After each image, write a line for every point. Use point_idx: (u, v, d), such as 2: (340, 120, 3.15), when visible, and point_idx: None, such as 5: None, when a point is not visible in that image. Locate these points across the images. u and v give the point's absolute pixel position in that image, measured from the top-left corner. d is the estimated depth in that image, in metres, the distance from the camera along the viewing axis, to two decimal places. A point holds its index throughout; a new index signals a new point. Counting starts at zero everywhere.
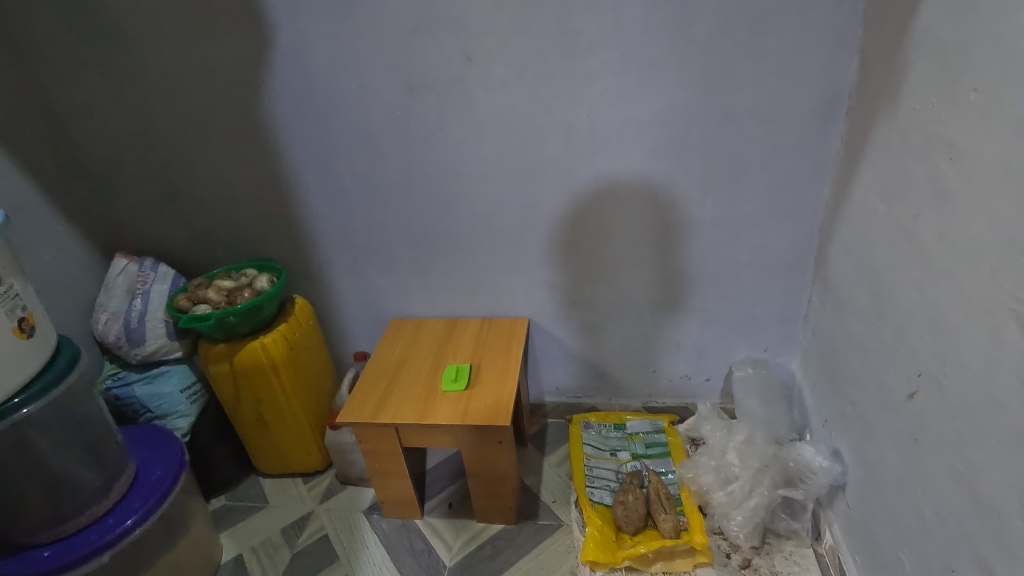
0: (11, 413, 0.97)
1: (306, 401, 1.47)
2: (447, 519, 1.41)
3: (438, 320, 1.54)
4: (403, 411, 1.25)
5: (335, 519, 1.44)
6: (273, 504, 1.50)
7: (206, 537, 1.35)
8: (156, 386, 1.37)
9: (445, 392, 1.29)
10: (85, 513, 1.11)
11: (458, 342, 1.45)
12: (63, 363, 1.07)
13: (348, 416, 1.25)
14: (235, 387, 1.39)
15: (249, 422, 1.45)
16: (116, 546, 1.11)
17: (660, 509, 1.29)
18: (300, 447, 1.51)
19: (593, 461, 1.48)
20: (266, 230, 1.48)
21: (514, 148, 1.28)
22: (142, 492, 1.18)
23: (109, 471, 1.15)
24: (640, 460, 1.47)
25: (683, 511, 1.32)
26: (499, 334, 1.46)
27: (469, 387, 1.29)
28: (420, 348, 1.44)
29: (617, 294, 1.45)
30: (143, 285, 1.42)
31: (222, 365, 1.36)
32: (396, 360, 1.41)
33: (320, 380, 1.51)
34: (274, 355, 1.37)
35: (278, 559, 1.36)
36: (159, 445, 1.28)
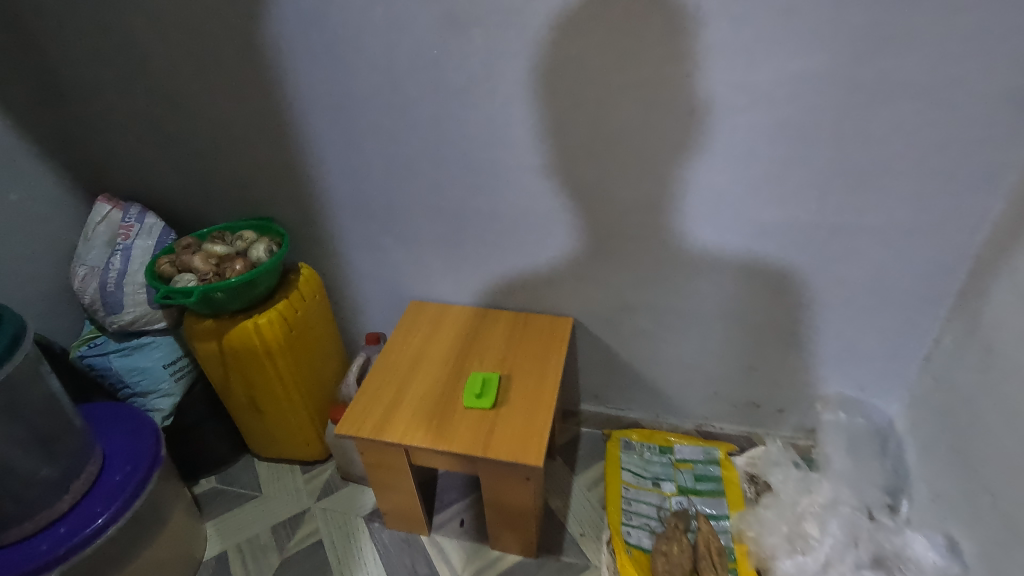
0: None
1: (306, 389, 1.27)
2: (456, 540, 1.23)
3: (465, 309, 1.30)
4: (413, 430, 1.03)
5: (331, 522, 1.28)
6: (265, 495, 1.34)
7: (189, 530, 1.21)
8: (136, 359, 1.18)
9: (467, 408, 1.06)
10: (36, 519, 0.94)
11: (486, 341, 1.21)
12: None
13: (348, 426, 1.04)
14: (224, 369, 1.19)
15: (241, 406, 1.27)
16: (70, 560, 0.95)
17: (709, 568, 1.09)
18: (299, 437, 1.33)
19: (631, 492, 1.27)
20: (269, 184, 1.23)
21: (581, 112, 0.98)
22: (103, 496, 1.00)
23: (62, 471, 0.97)
24: (686, 496, 1.25)
25: (736, 570, 1.10)
26: (535, 336, 1.22)
27: (495, 407, 1.06)
28: (441, 344, 1.21)
29: (686, 304, 1.18)
30: (124, 240, 1.20)
31: (210, 345, 1.15)
32: (411, 356, 1.18)
33: (324, 365, 1.31)
34: (269, 338, 1.16)
35: (265, 564, 1.21)
36: (131, 435, 1.09)
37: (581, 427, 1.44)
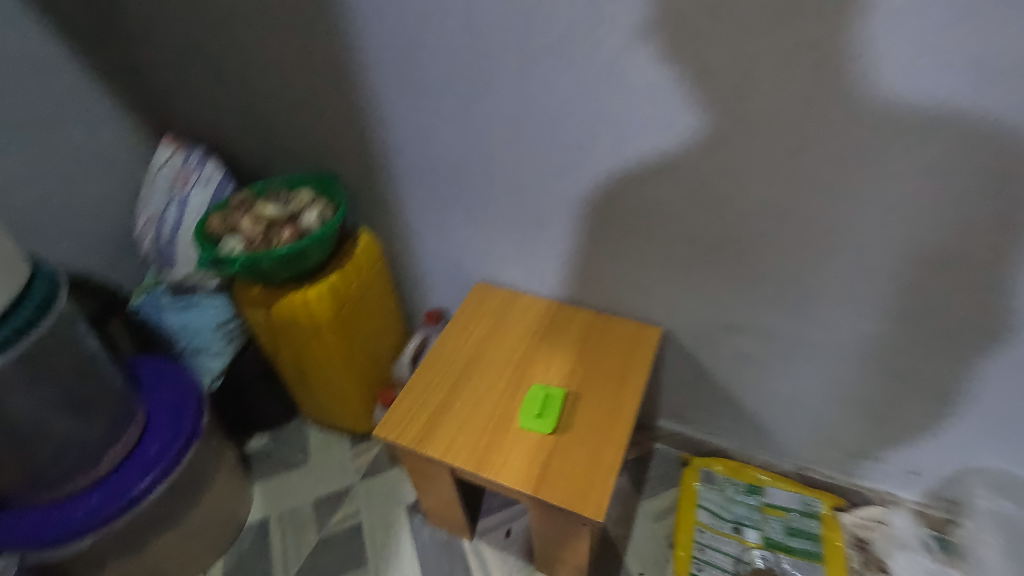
0: None
1: (357, 367, 1.17)
2: (499, 552, 1.13)
3: (537, 301, 1.13)
4: (458, 447, 0.89)
5: (373, 506, 1.21)
6: (312, 465, 1.30)
7: (232, 493, 1.18)
8: (189, 318, 1.13)
9: (522, 429, 0.91)
10: (71, 484, 0.92)
11: (555, 345, 1.04)
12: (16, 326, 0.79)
13: (389, 430, 0.92)
14: (274, 339, 1.11)
15: (292, 375, 1.20)
16: (98, 532, 0.91)
17: None
18: (348, 413, 1.25)
19: (706, 537, 1.09)
20: (330, 139, 1.09)
21: (714, 83, 0.73)
22: (136, 468, 0.96)
23: (101, 437, 0.93)
24: (773, 552, 1.06)
25: None
26: (614, 346, 1.03)
27: (555, 433, 0.90)
28: (504, 342, 1.05)
29: (810, 333, 0.94)
30: (181, 189, 1.12)
31: (258, 313, 1.07)
32: (469, 352, 1.03)
33: (377, 342, 1.21)
34: (318, 315, 1.05)
35: (303, 541, 1.17)
36: (175, 402, 1.05)
37: (654, 442, 1.26)
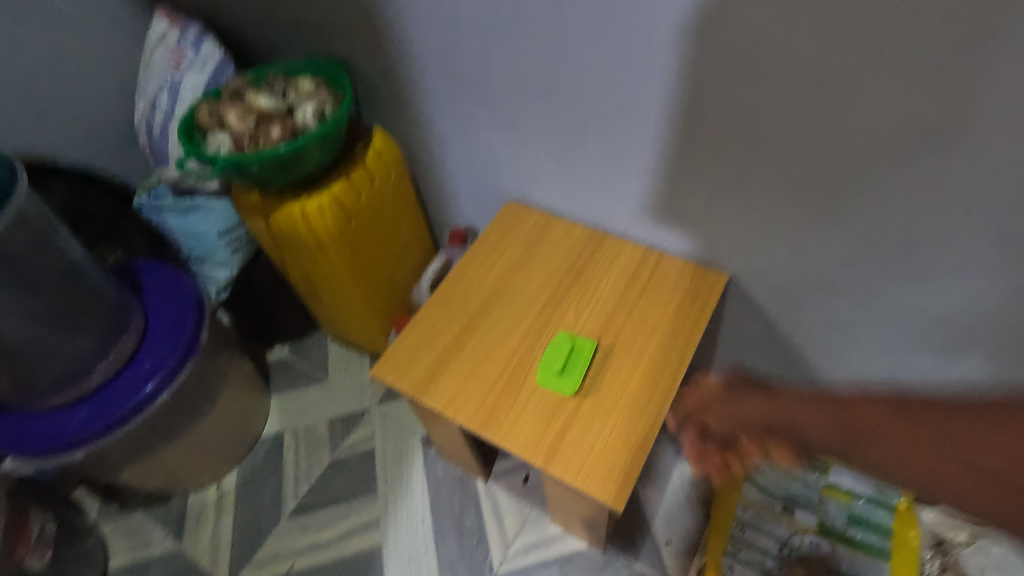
0: None
1: (371, 288, 1.05)
2: (515, 497, 1.04)
3: (577, 229, 0.93)
4: (463, 398, 0.77)
5: (388, 433, 1.15)
6: (330, 382, 1.23)
7: (246, 405, 1.13)
8: (190, 222, 1.03)
9: (539, 387, 0.77)
10: (61, 394, 0.87)
11: (593, 286, 0.86)
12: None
13: (387, 370, 0.81)
14: (278, 252, 0.99)
15: (304, 291, 1.09)
16: (90, 446, 0.87)
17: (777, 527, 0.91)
18: (365, 333, 1.15)
19: (750, 514, 0.95)
20: (337, 14, 0.89)
21: None
22: (130, 382, 0.90)
23: (92, 347, 0.87)
24: (828, 540, 0.92)
25: None
26: (665, 293, 0.84)
27: (577, 395, 0.75)
28: (532, 277, 0.88)
29: (929, 302, 0.71)
30: (174, 72, 0.98)
31: (256, 223, 0.94)
32: (490, 286, 0.88)
33: (395, 262, 1.07)
34: (320, 231, 0.91)
35: (315, 461, 1.13)
36: (174, 314, 0.97)
37: None
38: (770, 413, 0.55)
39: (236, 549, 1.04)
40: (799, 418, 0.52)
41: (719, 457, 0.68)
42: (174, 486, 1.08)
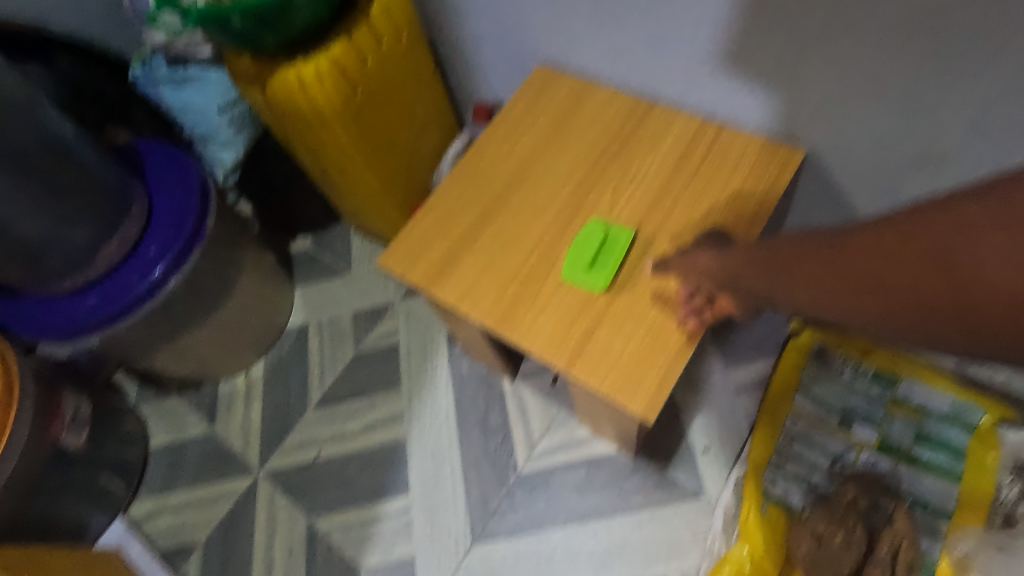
0: None
1: (387, 172, 0.94)
2: (543, 397, 0.99)
3: (618, 97, 0.78)
4: (479, 292, 0.68)
5: (413, 328, 1.10)
6: (354, 274, 1.18)
7: (269, 296, 1.10)
8: (184, 95, 0.94)
9: (565, 283, 0.66)
10: (70, 279, 0.84)
11: (635, 164, 0.72)
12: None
13: (396, 261, 0.72)
14: (284, 131, 0.89)
15: (317, 175, 1.00)
16: (105, 333, 0.85)
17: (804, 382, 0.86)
18: (384, 224, 1.07)
19: (802, 427, 0.86)
20: None
21: None
22: (137, 268, 0.86)
23: (94, 231, 0.83)
24: (889, 458, 0.82)
25: None
26: (721, 175, 0.69)
27: (608, 291, 0.65)
28: (562, 155, 0.75)
29: None
30: None
31: (254, 95, 0.83)
32: (513, 166, 0.76)
33: (412, 141, 0.95)
34: (323, 104, 0.80)
35: (339, 354, 1.10)
36: (178, 196, 0.90)
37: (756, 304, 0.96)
38: (718, 271, 0.56)
39: (265, 437, 1.04)
40: (739, 270, 0.54)
41: (702, 298, 0.60)
42: (203, 375, 1.08)
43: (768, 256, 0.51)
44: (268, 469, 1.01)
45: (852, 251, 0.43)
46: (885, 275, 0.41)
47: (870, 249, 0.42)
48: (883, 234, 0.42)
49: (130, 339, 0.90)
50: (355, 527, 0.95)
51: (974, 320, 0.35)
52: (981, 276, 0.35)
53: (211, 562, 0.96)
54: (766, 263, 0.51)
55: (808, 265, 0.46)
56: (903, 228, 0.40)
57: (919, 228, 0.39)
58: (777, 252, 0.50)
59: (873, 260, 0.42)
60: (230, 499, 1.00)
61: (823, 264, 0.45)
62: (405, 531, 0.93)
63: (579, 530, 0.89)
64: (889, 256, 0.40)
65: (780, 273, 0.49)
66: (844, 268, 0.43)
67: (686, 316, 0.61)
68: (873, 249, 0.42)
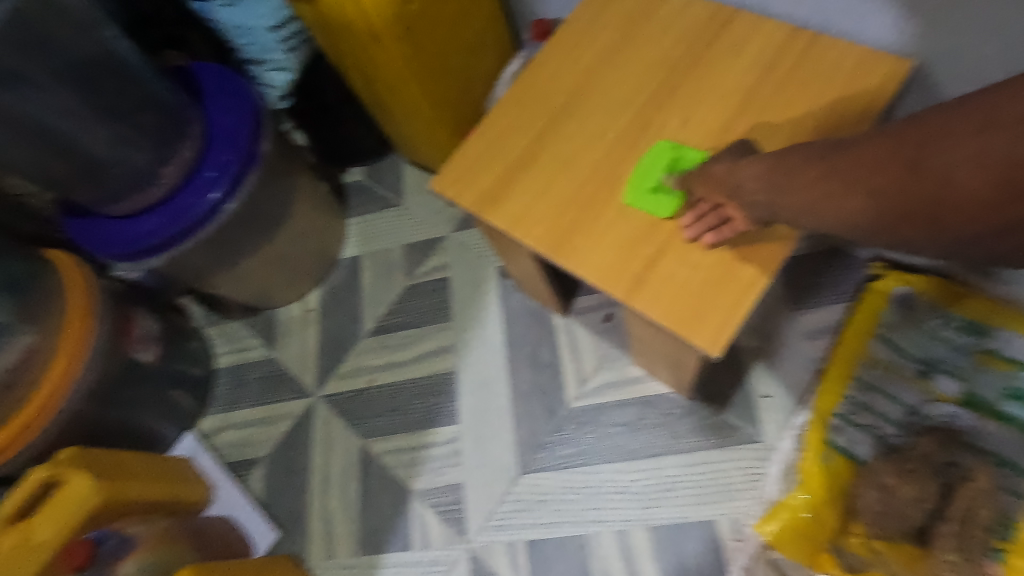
0: None
1: (440, 95, 0.90)
2: (595, 335, 0.96)
3: (697, 4, 0.70)
4: (534, 218, 0.64)
5: (464, 260, 1.08)
6: (406, 206, 1.16)
7: (323, 226, 1.10)
8: (237, 13, 0.90)
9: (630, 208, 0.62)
10: (135, 199, 0.86)
11: (710, 79, 0.65)
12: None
13: (448, 183, 0.69)
14: (336, 50, 0.86)
15: (368, 99, 0.97)
16: (167, 254, 0.88)
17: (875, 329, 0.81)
18: (436, 154, 1.03)
19: (875, 375, 0.80)
20: None
21: None
22: (195, 190, 0.87)
23: (153, 151, 0.84)
24: (973, 414, 0.76)
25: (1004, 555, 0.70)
26: (812, 91, 0.62)
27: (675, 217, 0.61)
28: (630, 69, 0.69)
29: None
30: None
31: (304, 10, 0.80)
32: (575, 83, 0.70)
33: (466, 61, 0.90)
34: (373, 16, 0.75)
35: (391, 285, 1.10)
36: (233, 117, 0.89)
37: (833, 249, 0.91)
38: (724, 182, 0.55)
39: (321, 362, 1.07)
40: (742, 177, 0.54)
41: (717, 213, 0.58)
42: (262, 301, 1.11)
43: (770, 168, 0.52)
44: (324, 392, 1.05)
45: (843, 162, 0.46)
46: (874, 178, 0.43)
47: (857, 158, 0.45)
48: (867, 145, 0.44)
49: (191, 261, 0.92)
50: (406, 451, 0.97)
51: (946, 216, 0.40)
52: (955, 181, 0.39)
53: (273, 475, 1.01)
54: (767, 175, 0.52)
55: (802, 175, 0.48)
56: (897, 137, 0.42)
57: (901, 140, 0.42)
58: (775, 164, 0.51)
59: (863, 165, 0.44)
60: (289, 419, 1.04)
61: (820, 168, 0.47)
62: (454, 458, 0.95)
63: (628, 467, 0.88)
64: (874, 165, 0.44)
65: (780, 185, 0.50)
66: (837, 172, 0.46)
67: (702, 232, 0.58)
68: (868, 155, 0.44)
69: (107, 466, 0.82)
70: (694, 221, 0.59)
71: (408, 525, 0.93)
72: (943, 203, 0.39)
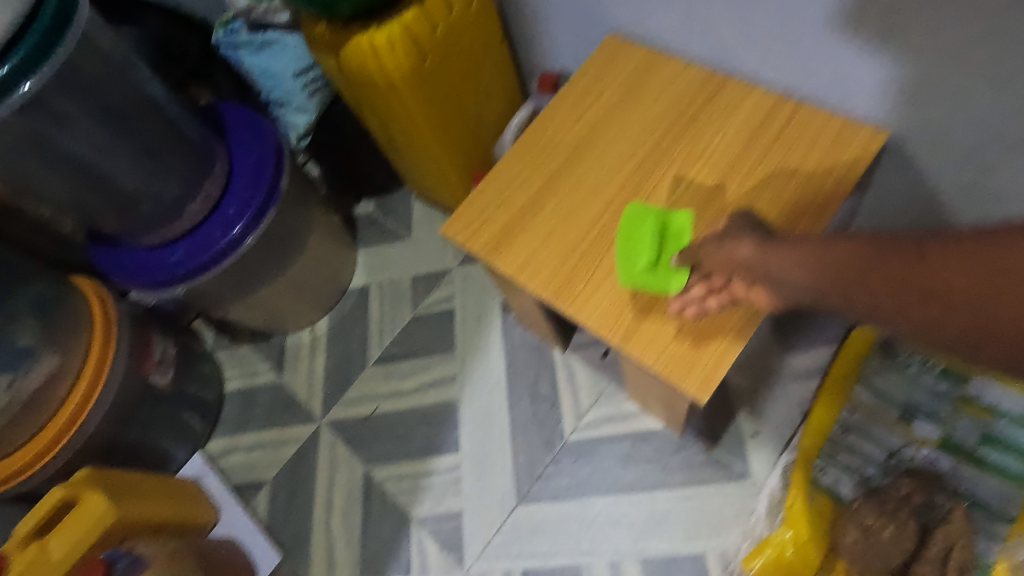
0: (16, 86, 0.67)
1: (452, 140, 0.95)
2: (592, 370, 1.00)
3: (690, 70, 0.75)
4: (539, 265, 0.69)
5: (468, 293, 1.13)
6: (414, 240, 1.21)
7: (335, 257, 1.15)
8: (265, 61, 0.98)
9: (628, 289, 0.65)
10: (162, 231, 0.91)
11: (704, 141, 0.71)
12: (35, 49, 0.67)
13: (459, 229, 0.74)
14: (355, 96, 0.91)
15: (383, 139, 1.02)
16: (189, 284, 0.92)
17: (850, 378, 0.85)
18: (446, 191, 1.08)
19: (857, 419, 0.83)
20: None
21: None
22: (218, 224, 0.92)
23: (180, 188, 0.89)
24: (951, 457, 0.79)
25: None
26: (795, 156, 0.67)
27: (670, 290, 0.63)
28: (628, 126, 0.74)
29: None
30: None
31: (328, 62, 0.86)
32: (578, 139, 0.75)
33: (477, 110, 0.96)
34: (392, 70, 0.81)
35: (398, 315, 1.15)
36: (257, 156, 0.95)
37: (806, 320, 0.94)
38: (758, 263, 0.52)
39: (328, 388, 1.11)
40: (776, 261, 0.50)
41: (704, 286, 0.60)
42: (273, 327, 1.15)
43: (812, 256, 0.47)
44: (329, 418, 1.08)
45: (871, 249, 0.44)
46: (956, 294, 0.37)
47: (943, 266, 0.38)
48: (956, 253, 0.38)
49: (210, 290, 0.97)
50: (408, 478, 1.00)
51: None
52: (985, 292, 0.36)
53: (278, 498, 1.04)
54: (808, 263, 0.48)
55: (861, 272, 0.43)
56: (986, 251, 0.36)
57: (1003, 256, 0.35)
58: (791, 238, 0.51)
59: (941, 276, 0.38)
60: (295, 443, 1.08)
61: (884, 270, 0.42)
62: (454, 486, 0.98)
63: (622, 499, 0.91)
64: (962, 279, 0.37)
65: (826, 276, 0.46)
66: (908, 278, 0.40)
67: (685, 305, 0.62)
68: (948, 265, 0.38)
69: (121, 488, 0.86)
70: (679, 295, 0.62)
71: (408, 551, 0.95)
72: (985, 328, 0.36)
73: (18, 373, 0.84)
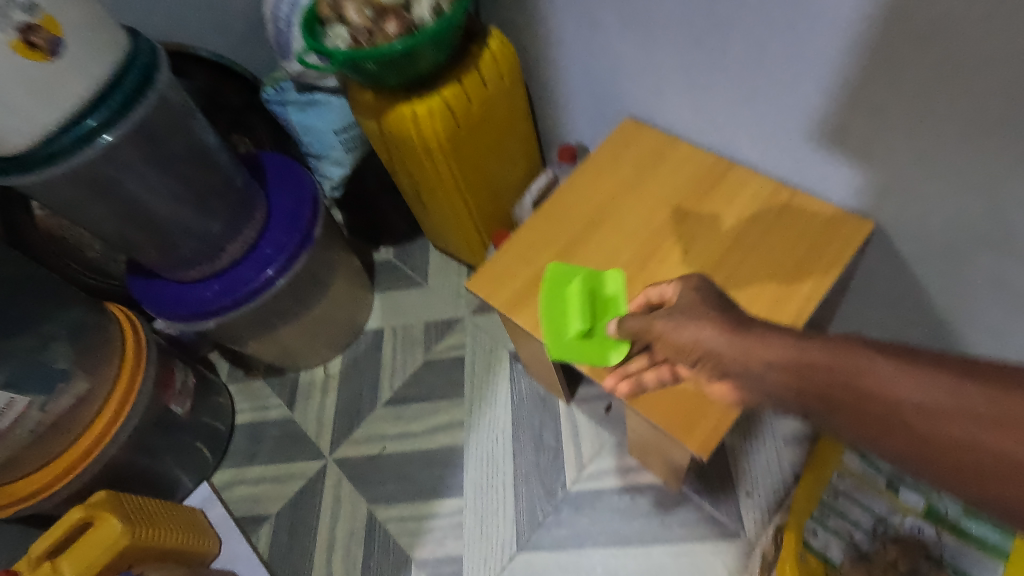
0: (91, 140, 0.74)
1: (476, 198, 1.03)
2: (594, 424, 1.05)
3: (698, 155, 0.84)
4: None
5: (478, 342, 1.18)
6: (428, 287, 1.27)
7: (354, 300, 1.21)
8: (309, 118, 1.07)
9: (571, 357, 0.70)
10: (199, 268, 0.98)
11: (708, 218, 0.79)
12: (116, 108, 0.75)
13: (482, 285, 0.80)
14: (389, 154, 0.99)
15: (410, 194, 1.10)
16: (219, 318, 0.98)
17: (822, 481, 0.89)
18: (463, 244, 1.15)
19: (847, 485, 0.88)
20: None
21: None
22: (253, 264, 0.98)
23: (222, 228, 0.96)
24: (934, 527, 0.83)
25: None
26: (790, 239, 0.75)
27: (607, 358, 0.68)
28: (640, 201, 0.82)
29: None
30: None
31: (368, 124, 0.95)
32: (594, 209, 0.83)
33: (501, 173, 1.05)
34: (429, 136, 0.90)
35: (409, 359, 1.20)
36: (294, 203, 1.03)
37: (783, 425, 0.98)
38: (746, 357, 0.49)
39: (336, 427, 1.15)
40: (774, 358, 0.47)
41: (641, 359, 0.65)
42: (288, 363, 1.20)
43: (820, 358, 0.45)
44: (335, 456, 1.11)
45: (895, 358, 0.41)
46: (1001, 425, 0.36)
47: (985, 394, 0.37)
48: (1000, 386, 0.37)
49: (237, 325, 1.03)
50: (410, 519, 1.03)
51: None
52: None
53: (279, 533, 1.06)
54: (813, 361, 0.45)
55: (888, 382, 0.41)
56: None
57: None
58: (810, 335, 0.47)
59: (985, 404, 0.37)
60: (300, 479, 1.10)
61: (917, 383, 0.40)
62: (455, 530, 1.00)
63: (619, 552, 0.94)
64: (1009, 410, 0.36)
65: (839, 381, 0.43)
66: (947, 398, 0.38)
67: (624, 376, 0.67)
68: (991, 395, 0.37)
69: (134, 512, 0.88)
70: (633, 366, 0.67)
71: None
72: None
73: (51, 396, 0.86)
